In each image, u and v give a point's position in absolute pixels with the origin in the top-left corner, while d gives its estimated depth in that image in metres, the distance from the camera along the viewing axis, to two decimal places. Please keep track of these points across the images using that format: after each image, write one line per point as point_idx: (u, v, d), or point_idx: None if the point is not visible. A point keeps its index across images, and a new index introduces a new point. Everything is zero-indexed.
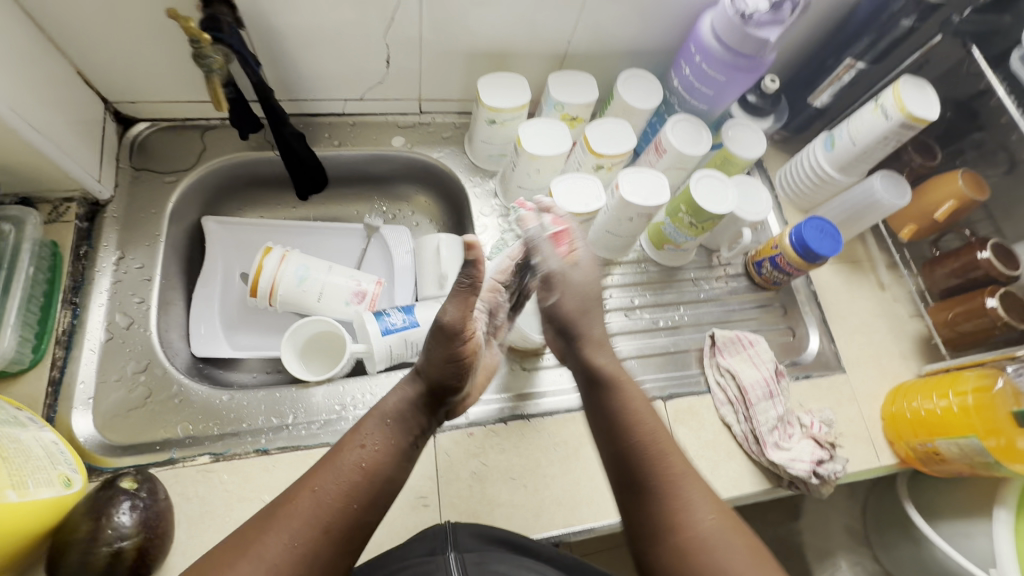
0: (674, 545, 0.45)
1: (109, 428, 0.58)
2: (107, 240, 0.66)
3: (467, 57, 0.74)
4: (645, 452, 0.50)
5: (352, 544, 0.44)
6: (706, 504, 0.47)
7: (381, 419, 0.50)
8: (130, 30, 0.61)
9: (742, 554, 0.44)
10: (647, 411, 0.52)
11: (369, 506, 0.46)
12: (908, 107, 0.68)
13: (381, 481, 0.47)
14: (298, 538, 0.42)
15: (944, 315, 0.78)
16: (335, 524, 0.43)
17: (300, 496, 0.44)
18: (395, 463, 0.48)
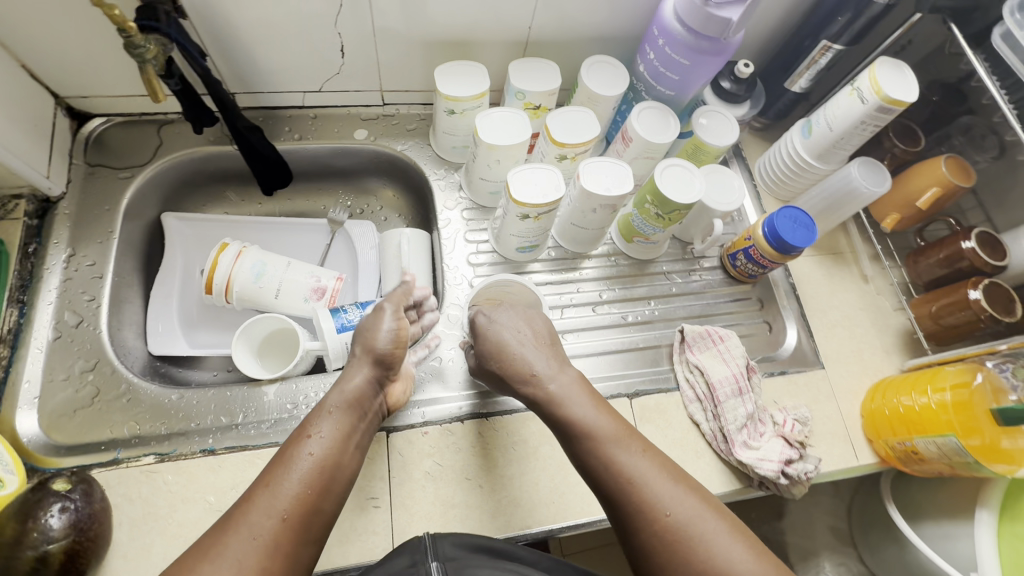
0: (654, 538, 0.46)
1: (54, 428, 0.57)
2: (58, 237, 0.65)
3: (426, 46, 0.72)
4: (599, 454, 0.50)
5: (315, 531, 0.44)
6: (669, 486, 0.48)
7: (325, 414, 0.50)
8: (71, 21, 0.59)
9: (711, 522, 0.46)
10: (593, 413, 0.52)
11: (326, 491, 0.46)
12: (884, 90, 0.65)
13: (336, 468, 0.48)
14: (262, 536, 0.41)
15: (926, 308, 0.74)
16: (296, 513, 0.43)
17: (258, 496, 0.43)
18: (343, 449, 0.49)
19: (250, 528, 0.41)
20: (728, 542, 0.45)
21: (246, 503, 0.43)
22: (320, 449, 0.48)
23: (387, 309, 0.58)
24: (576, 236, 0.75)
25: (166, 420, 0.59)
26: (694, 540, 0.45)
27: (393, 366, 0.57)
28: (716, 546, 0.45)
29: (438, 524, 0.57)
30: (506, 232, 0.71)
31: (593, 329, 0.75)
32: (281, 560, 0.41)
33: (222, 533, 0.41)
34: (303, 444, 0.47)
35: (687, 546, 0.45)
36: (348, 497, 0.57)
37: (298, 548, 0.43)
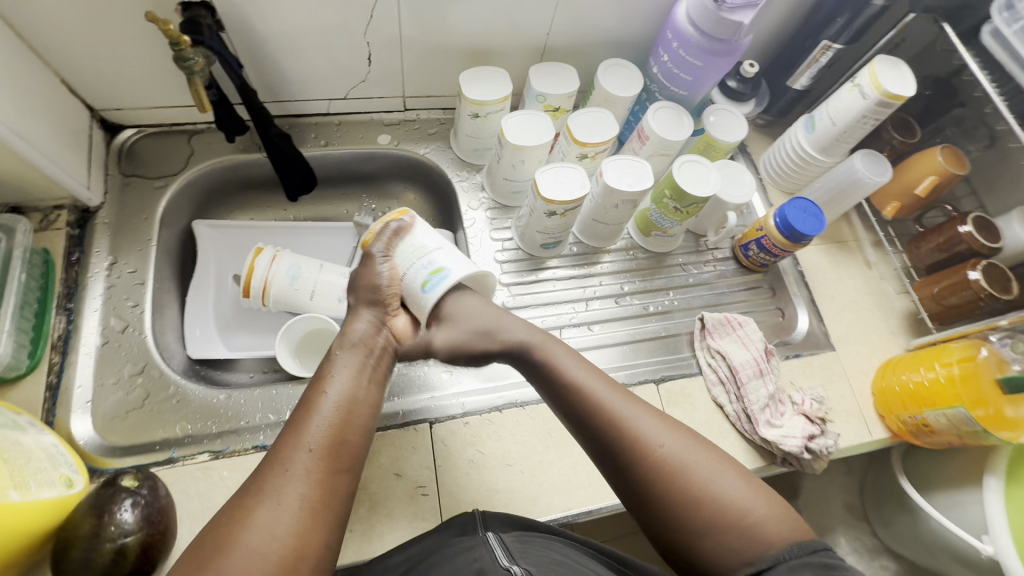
0: (648, 477, 0.50)
1: (109, 429, 0.59)
2: (99, 246, 0.67)
3: (448, 53, 0.75)
4: (590, 404, 0.53)
5: (346, 462, 0.49)
6: (659, 426, 0.52)
7: (339, 357, 0.56)
8: (112, 36, 0.61)
9: (699, 454, 0.50)
10: (585, 369, 0.56)
11: (350, 426, 0.51)
12: (884, 85, 0.69)
13: (356, 404, 0.53)
14: (300, 469, 0.46)
15: (928, 290, 0.79)
16: (327, 446, 0.49)
17: (290, 438, 0.49)
18: (360, 384, 0.54)
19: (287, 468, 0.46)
20: (717, 471, 0.49)
21: (279, 449, 0.48)
22: (339, 389, 0.53)
23: (376, 253, 0.60)
24: (595, 231, 0.79)
25: (216, 419, 0.61)
26: (686, 473, 0.49)
27: (392, 300, 0.60)
28: (708, 476, 0.49)
29: (485, 508, 0.60)
30: (531, 228, 0.74)
31: (615, 320, 0.78)
32: (320, 485, 0.46)
33: (264, 479, 0.46)
34: (324, 388, 0.53)
35: (679, 479, 0.49)
36: (397, 485, 0.60)
37: (336, 476, 0.48)
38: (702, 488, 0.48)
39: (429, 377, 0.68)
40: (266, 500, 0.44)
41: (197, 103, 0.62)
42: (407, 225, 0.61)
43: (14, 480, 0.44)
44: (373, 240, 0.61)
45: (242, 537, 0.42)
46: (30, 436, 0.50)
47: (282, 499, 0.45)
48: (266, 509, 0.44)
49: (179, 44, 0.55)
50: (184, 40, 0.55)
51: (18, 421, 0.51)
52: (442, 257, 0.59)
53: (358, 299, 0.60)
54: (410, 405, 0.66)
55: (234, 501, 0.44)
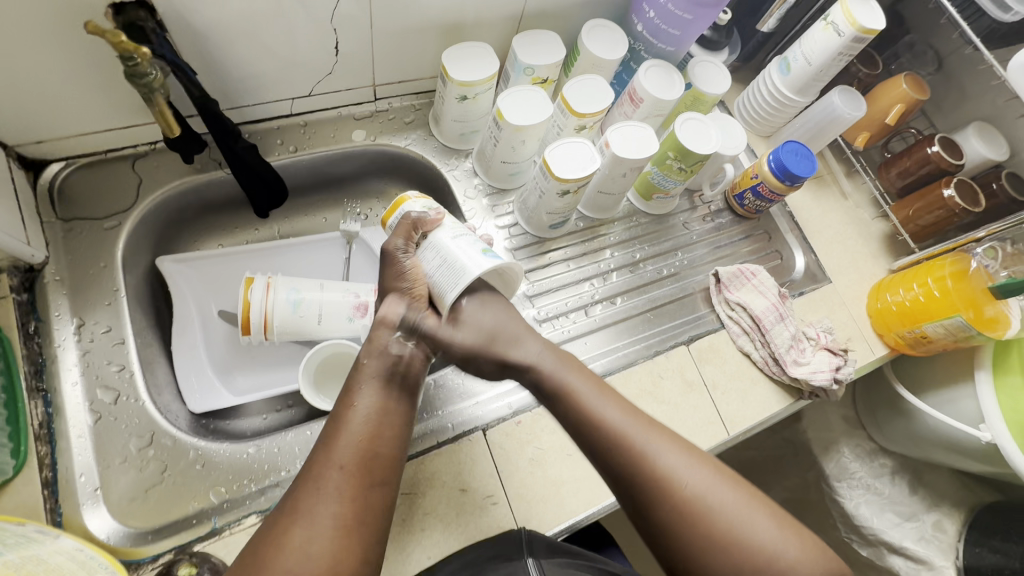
0: (673, 516, 0.47)
1: (129, 515, 0.51)
2: (58, 309, 0.57)
3: (419, 32, 0.68)
4: (613, 436, 0.50)
5: (382, 476, 0.46)
6: (688, 463, 0.48)
7: (365, 363, 0.52)
8: (22, 57, 0.50)
9: (727, 491, 0.47)
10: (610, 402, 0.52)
11: (381, 437, 0.48)
12: (859, 21, 0.71)
13: (385, 416, 0.49)
14: (333, 488, 0.44)
15: (905, 212, 0.85)
16: (358, 461, 0.46)
17: (321, 455, 0.46)
18: (390, 396, 0.51)
19: (319, 486, 0.44)
20: (747, 512, 0.47)
21: (311, 465, 0.46)
22: (368, 400, 0.49)
23: (398, 250, 0.54)
24: (599, 202, 0.77)
25: (252, 476, 0.55)
26: (711, 512, 0.46)
27: (420, 303, 0.55)
28: (738, 516, 0.46)
29: (556, 503, 0.59)
30: (539, 210, 0.71)
31: (631, 288, 0.77)
32: (356, 504, 0.44)
33: (297, 499, 0.43)
34: (351, 399, 0.49)
35: (707, 525, 0.46)
36: (465, 501, 0.58)
37: (369, 492, 0.45)
38: (732, 532, 0.46)
39: (454, 391, 0.65)
40: (299, 520, 0.42)
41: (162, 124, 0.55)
42: (430, 220, 0.54)
43: None
44: (392, 236, 0.54)
45: (278, 558, 0.40)
46: (52, 548, 0.42)
47: (316, 519, 0.42)
48: (299, 533, 0.41)
49: (135, 58, 0.48)
50: (142, 52, 0.47)
51: (29, 534, 0.43)
52: (475, 245, 0.53)
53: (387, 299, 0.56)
54: (456, 416, 0.63)
55: (265, 529, 0.42)
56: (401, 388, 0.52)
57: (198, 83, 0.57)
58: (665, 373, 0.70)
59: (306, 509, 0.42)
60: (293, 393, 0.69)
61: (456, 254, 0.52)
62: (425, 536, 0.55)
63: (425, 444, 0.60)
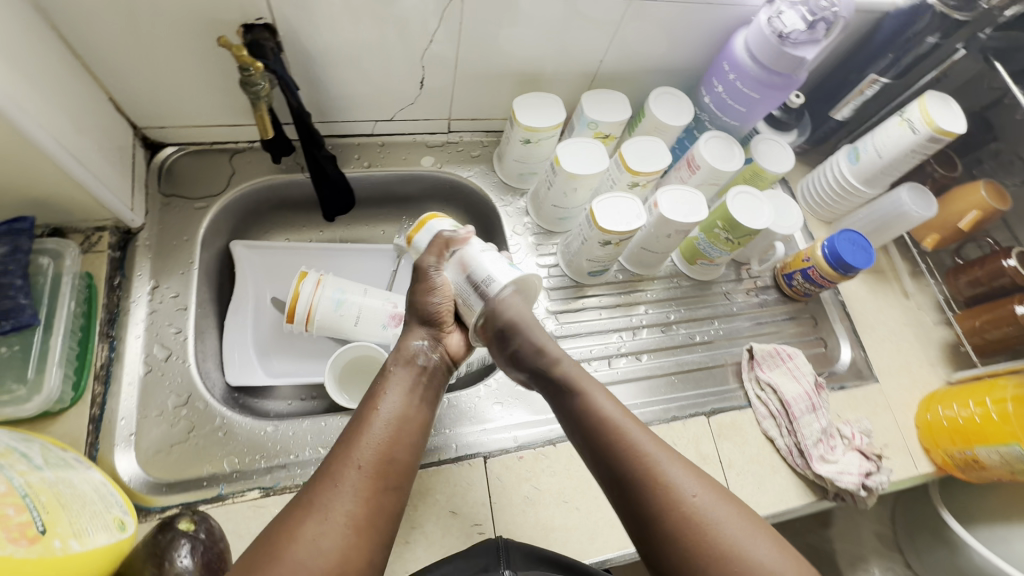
0: (666, 524, 0.44)
1: (153, 465, 0.56)
2: (141, 269, 0.64)
3: (499, 78, 0.74)
4: (621, 445, 0.48)
5: (397, 480, 0.47)
6: (688, 473, 0.46)
7: (392, 370, 0.53)
8: (164, 57, 0.59)
9: (726, 509, 0.45)
10: (615, 411, 0.50)
11: (402, 442, 0.48)
12: (936, 121, 0.70)
13: (405, 422, 0.50)
14: (349, 485, 0.44)
15: (970, 323, 0.79)
16: (377, 463, 0.46)
17: (341, 450, 0.46)
18: (412, 404, 0.51)
19: (336, 483, 0.44)
20: (749, 537, 0.43)
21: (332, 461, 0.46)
22: (392, 402, 0.50)
23: (428, 267, 0.56)
24: (642, 258, 0.78)
25: (264, 453, 0.59)
26: (710, 529, 0.43)
27: (447, 317, 0.56)
28: (735, 535, 0.43)
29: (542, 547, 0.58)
30: (580, 256, 0.74)
31: (660, 349, 0.77)
32: (367, 505, 0.44)
33: (315, 493, 0.44)
34: (376, 401, 0.50)
35: (702, 541, 0.43)
36: (454, 523, 0.58)
37: (383, 495, 0.45)
38: (726, 548, 0.42)
39: (466, 413, 0.66)
40: (314, 512, 0.42)
41: (260, 126, 0.63)
42: (460, 239, 0.55)
43: (73, 528, 0.41)
44: (425, 253, 0.56)
45: (288, 548, 0.40)
46: (81, 476, 0.47)
47: (330, 514, 0.42)
48: (310, 525, 0.41)
49: (250, 69, 0.56)
50: (256, 66, 0.56)
51: (67, 459, 0.48)
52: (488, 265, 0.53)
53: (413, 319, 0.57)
54: (462, 438, 0.64)
55: (284, 512, 0.43)
56: (423, 397, 0.52)
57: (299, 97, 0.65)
58: (680, 440, 0.68)
59: (325, 503, 0.43)
60: (319, 385, 0.73)
61: (481, 266, 0.53)
62: (408, 549, 0.56)
63: (426, 459, 0.61)
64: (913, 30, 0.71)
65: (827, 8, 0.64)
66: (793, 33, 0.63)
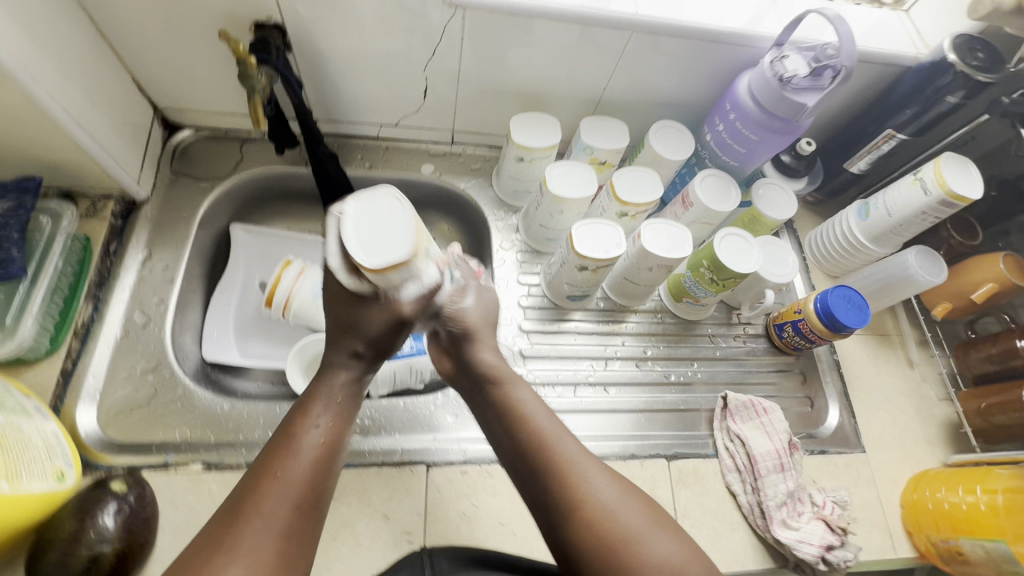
0: (575, 519, 0.46)
1: (111, 425, 0.59)
2: (137, 239, 0.68)
3: (502, 95, 0.75)
4: (537, 440, 0.50)
5: (321, 513, 0.44)
6: (600, 470, 0.49)
7: (319, 392, 0.48)
8: (183, 46, 0.63)
9: (628, 501, 0.47)
10: (534, 405, 0.52)
11: (331, 471, 0.45)
12: (948, 183, 0.66)
13: (335, 449, 0.46)
14: (275, 519, 0.40)
15: (975, 403, 0.73)
16: (306, 494, 0.43)
17: (265, 481, 0.42)
18: (343, 429, 0.48)
19: (263, 519, 0.40)
20: (648, 526, 0.46)
21: (252, 493, 0.41)
22: (323, 428, 0.46)
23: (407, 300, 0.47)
24: (626, 290, 0.76)
25: (216, 429, 0.61)
26: (614, 519, 0.46)
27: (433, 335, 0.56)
28: (636, 526, 0.46)
29: None
30: (560, 279, 0.73)
31: (633, 385, 0.75)
32: (292, 538, 0.41)
33: (233, 526, 0.39)
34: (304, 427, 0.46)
35: (607, 533, 0.45)
36: (384, 528, 0.58)
37: (308, 527, 0.42)
38: (628, 536, 0.45)
39: (421, 419, 0.66)
40: (231, 550, 0.38)
41: (252, 117, 0.63)
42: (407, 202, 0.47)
43: (8, 470, 0.44)
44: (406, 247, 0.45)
45: None
46: (33, 425, 0.49)
47: (257, 555, 0.38)
48: (239, 567, 0.37)
49: (244, 63, 0.58)
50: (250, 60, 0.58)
51: (25, 405, 0.50)
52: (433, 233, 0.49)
53: (349, 341, 0.50)
54: (411, 444, 0.64)
55: (194, 547, 0.38)
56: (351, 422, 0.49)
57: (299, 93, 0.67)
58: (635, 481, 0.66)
59: (244, 540, 0.38)
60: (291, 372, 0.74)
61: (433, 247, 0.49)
62: (334, 546, 0.56)
63: (369, 460, 0.62)
64: (934, 85, 0.67)
65: (834, 57, 0.60)
66: (794, 78, 0.61)
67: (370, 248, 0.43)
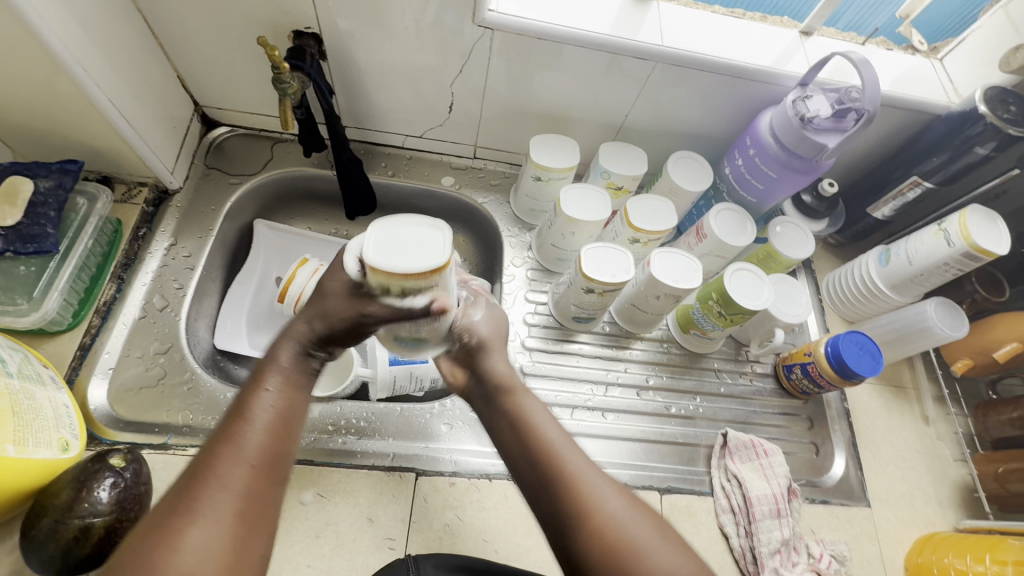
0: (581, 530, 0.41)
1: (119, 402, 0.61)
2: (165, 226, 0.72)
3: (525, 115, 0.77)
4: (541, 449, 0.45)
5: (288, 473, 0.40)
6: (608, 479, 0.44)
7: (274, 359, 0.43)
8: (225, 49, 0.67)
9: (638, 515, 0.42)
10: (540, 413, 0.47)
11: (291, 436, 0.40)
12: (973, 237, 0.64)
13: (293, 414, 0.41)
14: (233, 487, 0.36)
15: (991, 467, 0.70)
16: (267, 457, 0.38)
17: (219, 450, 0.37)
18: (299, 395, 0.42)
19: (220, 484, 0.36)
20: (658, 541, 0.41)
21: (206, 462, 0.37)
22: (278, 392, 0.41)
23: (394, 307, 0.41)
24: (633, 315, 0.76)
25: (217, 415, 0.62)
26: (619, 534, 0.41)
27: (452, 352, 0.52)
28: (643, 538, 0.41)
29: None
30: (567, 300, 0.73)
31: (632, 413, 0.74)
32: (257, 504, 0.37)
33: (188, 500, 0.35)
34: (255, 396, 0.40)
35: (615, 547, 0.40)
36: (368, 531, 0.58)
37: (274, 486, 0.39)
38: (636, 547, 0.40)
39: (416, 426, 0.66)
40: (192, 518, 0.35)
41: (281, 117, 0.66)
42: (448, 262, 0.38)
43: (15, 435, 0.46)
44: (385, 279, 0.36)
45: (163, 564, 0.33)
46: (46, 393, 0.51)
47: (217, 517, 0.35)
48: (195, 535, 0.34)
49: (279, 69, 0.61)
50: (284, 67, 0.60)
51: (42, 374, 0.53)
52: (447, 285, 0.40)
53: (302, 313, 0.44)
54: (403, 450, 0.64)
55: (140, 530, 0.35)
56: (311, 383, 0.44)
57: (327, 99, 0.69)
58: None
59: (202, 509, 0.35)
60: None
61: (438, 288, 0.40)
62: (316, 544, 0.56)
63: (361, 461, 0.62)
64: (963, 135, 0.66)
65: (858, 100, 0.60)
66: (816, 118, 0.61)
67: (388, 249, 0.35)
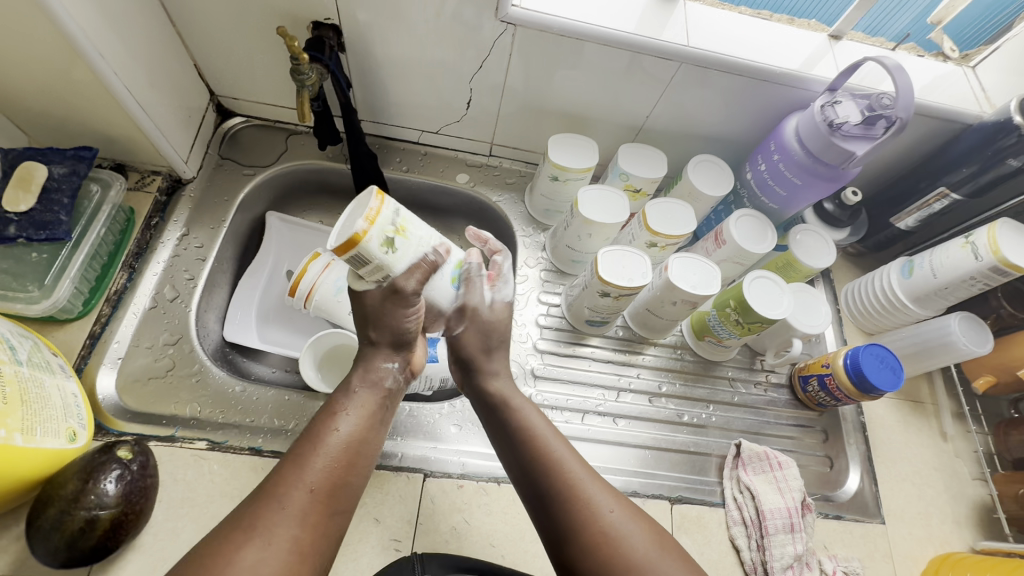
0: (584, 542, 0.44)
1: (127, 391, 0.60)
2: (178, 216, 0.71)
3: (544, 114, 0.76)
4: (548, 463, 0.49)
5: (344, 504, 0.44)
6: (608, 491, 0.47)
7: (349, 395, 0.49)
8: (243, 39, 0.66)
9: (638, 529, 0.45)
10: (547, 431, 0.52)
11: (356, 468, 0.45)
12: (1002, 251, 0.62)
13: (362, 446, 0.47)
14: (296, 509, 0.40)
15: (1012, 488, 0.68)
16: (327, 485, 0.43)
17: (290, 470, 0.42)
18: (368, 430, 0.48)
19: (282, 505, 0.40)
20: (656, 560, 0.43)
21: (275, 480, 0.42)
22: (349, 425, 0.47)
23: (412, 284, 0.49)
24: (647, 321, 0.74)
25: (225, 409, 0.62)
26: (619, 543, 0.44)
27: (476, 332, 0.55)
28: (643, 552, 0.43)
29: None
30: (581, 303, 0.72)
31: (643, 419, 0.73)
32: (314, 531, 0.41)
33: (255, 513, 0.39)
34: (328, 424, 0.46)
35: (612, 559, 0.43)
36: (374, 532, 0.57)
37: (331, 517, 0.42)
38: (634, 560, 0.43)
39: (424, 426, 0.66)
40: (256, 533, 0.38)
41: (299, 110, 0.65)
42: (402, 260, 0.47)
43: (23, 424, 0.45)
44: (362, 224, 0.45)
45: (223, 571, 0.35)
46: (55, 382, 0.51)
47: (273, 538, 0.38)
48: (254, 549, 0.37)
49: (298, 60, 0.60)
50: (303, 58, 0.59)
51: (51, 363, 0.52)
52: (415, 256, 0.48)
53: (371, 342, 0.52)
54: (411, 450, 0.63)
55: (202, 541, 0.38)
56: (379, 422, 0.50)
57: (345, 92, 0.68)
58: None
59: (270, 523, 0.39)
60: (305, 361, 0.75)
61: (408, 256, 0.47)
62: None
63: None
64: (995, 146, 0.64)
65: (889, 107, 0.59)
66: (845, 124, 0.60)
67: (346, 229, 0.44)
